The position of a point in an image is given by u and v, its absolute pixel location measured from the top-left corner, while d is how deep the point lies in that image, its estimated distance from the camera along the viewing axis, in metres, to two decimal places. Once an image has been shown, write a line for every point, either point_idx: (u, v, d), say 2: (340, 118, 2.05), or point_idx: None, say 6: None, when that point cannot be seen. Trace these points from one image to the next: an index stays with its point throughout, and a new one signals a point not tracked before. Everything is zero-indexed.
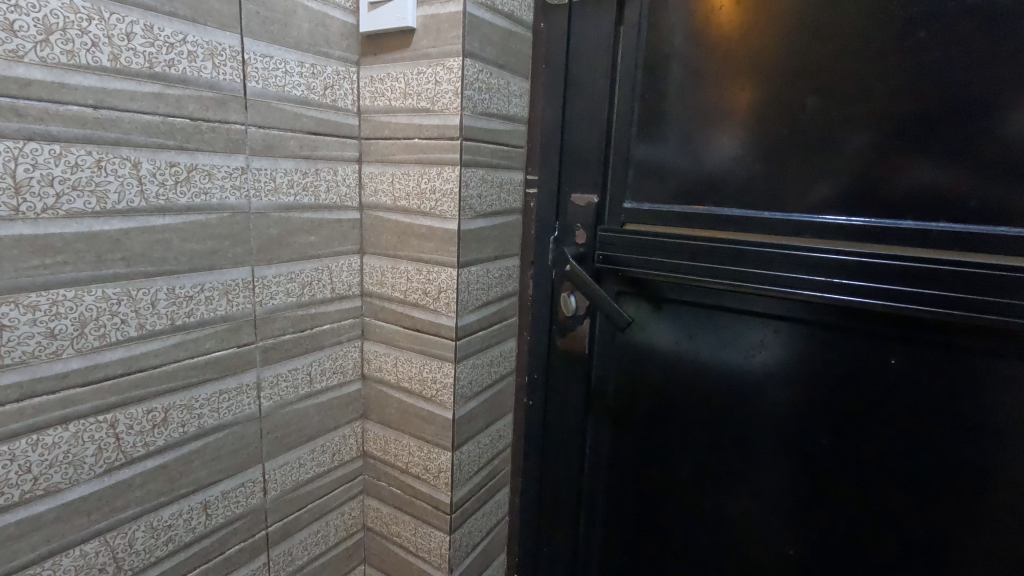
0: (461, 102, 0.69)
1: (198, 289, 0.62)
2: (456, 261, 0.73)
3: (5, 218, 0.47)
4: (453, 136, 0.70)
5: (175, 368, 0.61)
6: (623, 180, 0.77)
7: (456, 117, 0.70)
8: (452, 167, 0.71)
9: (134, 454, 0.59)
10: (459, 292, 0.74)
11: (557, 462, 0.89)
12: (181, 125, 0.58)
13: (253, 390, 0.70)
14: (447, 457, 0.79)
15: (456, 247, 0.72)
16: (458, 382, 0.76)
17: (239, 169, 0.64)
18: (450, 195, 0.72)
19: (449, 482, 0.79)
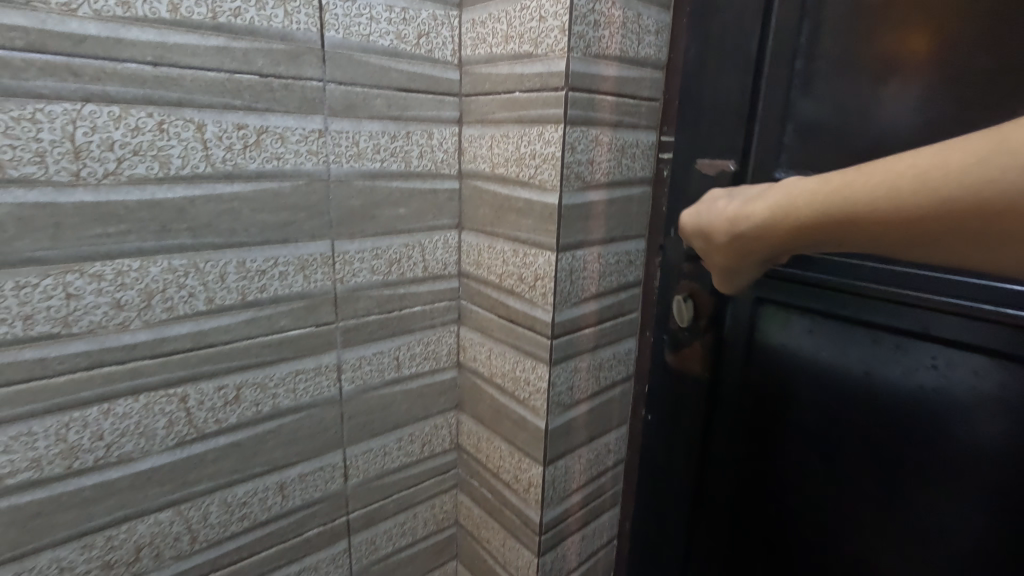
0: (567, 41, 0.54)
1: (271, 264, 0.58)
2: (555, 243, 0.59)
3: (65, 184, 0.46)
4: (557, 85, 0.56)
5: (247, 345, 0.58)
6: (775, 140, 0.51)
7: (561, 62, 0.55)
8: (554, 126, 0.57)
9: (207, 429, 0.57)
10: (558, 281, 0.60)
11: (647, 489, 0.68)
12: (249, 82, 0.53)
13: (332, 371, 0.65)
14: (538, 472, 0.67)
15: (555, 226, 0.59)
16: (553, 388, 0.64)
17: (316, 132, 0.58)
18: (552, 161, 0.58)
19: (539, 500, 0.68)
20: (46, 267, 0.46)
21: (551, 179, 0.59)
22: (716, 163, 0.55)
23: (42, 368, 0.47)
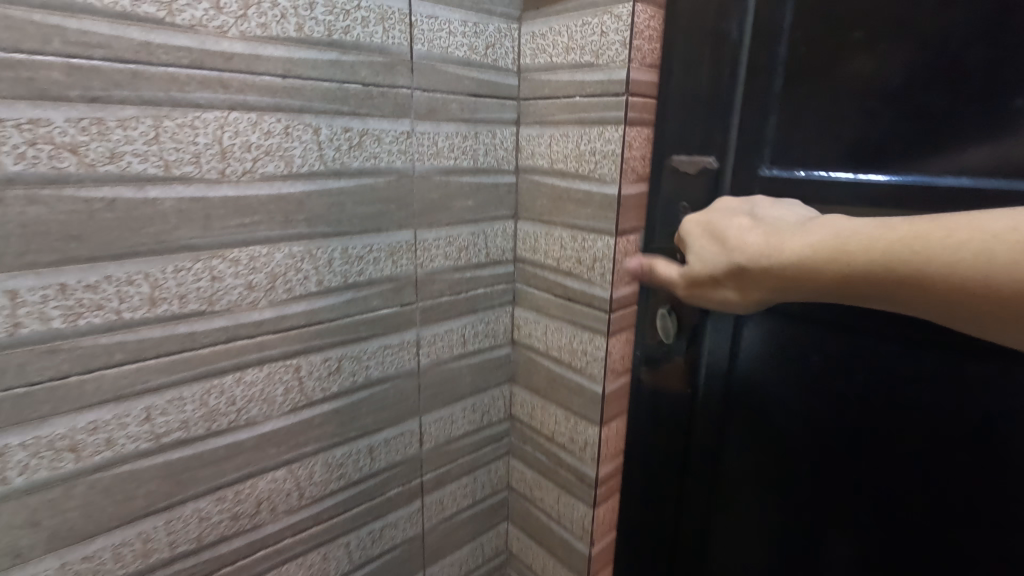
0: (628, 53, 0.63)
1: (368, 250, 0.66)
2: (614, 228, 0.68)
3: (214, 181, 0.53)
4: (618, 91, 0.64)
5: (347, 322, 0.66)
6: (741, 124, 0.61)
7: (622, 71, 0.64)
8: (614, 127, 0.66)
9: (315, 397, 0.65)
10: (616, 261, 0.69)
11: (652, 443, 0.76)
12: (354, 90, 0.60)
13: (412, 347, 0.73)
14: (594, 431, 0.76)
15: (615, 213, 0.67)
16: (609, 356, 0.73)
17: (405, 134, 0.66)
18: (612, 157, 0.67)
19: (595, 457, 0.77)
20: (197, 253, 0.53)
21: (610, 172, 0.67)
22: (696, 160, 0.64)
23: (191, 341, 0.55)
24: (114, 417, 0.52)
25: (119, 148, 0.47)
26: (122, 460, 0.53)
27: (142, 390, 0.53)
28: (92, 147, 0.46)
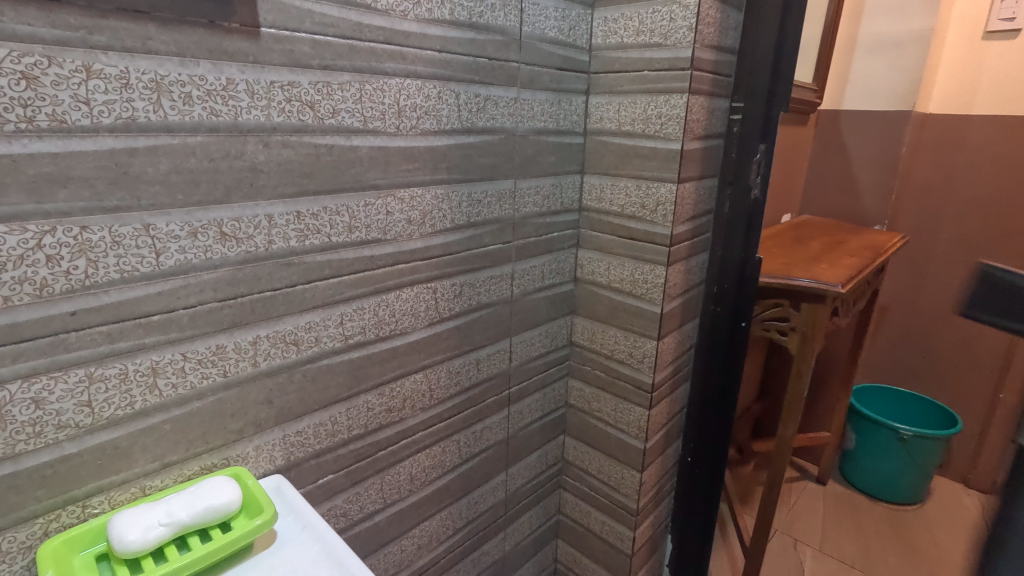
0: (694, 36, 0.79)
1: (485, 195, 0.81)
2: (676, 177, 0.85)
3: (392, 134, 0.67)
4: (683, 67, 0.81)
5: (468, 254, 0.81)
6: None
7: (688, 50, 0.80)
8: (680, 95, 0.82)
9: (444, 314, 0.80)
10: (676, 204, 0.87)
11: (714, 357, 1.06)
12: (482, 63, 0.75)
13: (508, 278, 0.89)
14: (652, 345, 0.94)
15: (678, 165, 0.85)
16: (667, 283, 0.91)
17: (513, 99, 0.81)
18: (676, 119, 0.83)
19: (653, 365, 0.95)
20: (378, 191, 0.67)
21: (674, 132, 0.84)
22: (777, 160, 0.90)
23: (371, 263, 0.69)
24: (322, 320, 0.66)
25: (338, 106, 0.61)
26: (324, 355, 0.67)
27: (340, 300, 0.67)
28: (322, 104, 0.59)
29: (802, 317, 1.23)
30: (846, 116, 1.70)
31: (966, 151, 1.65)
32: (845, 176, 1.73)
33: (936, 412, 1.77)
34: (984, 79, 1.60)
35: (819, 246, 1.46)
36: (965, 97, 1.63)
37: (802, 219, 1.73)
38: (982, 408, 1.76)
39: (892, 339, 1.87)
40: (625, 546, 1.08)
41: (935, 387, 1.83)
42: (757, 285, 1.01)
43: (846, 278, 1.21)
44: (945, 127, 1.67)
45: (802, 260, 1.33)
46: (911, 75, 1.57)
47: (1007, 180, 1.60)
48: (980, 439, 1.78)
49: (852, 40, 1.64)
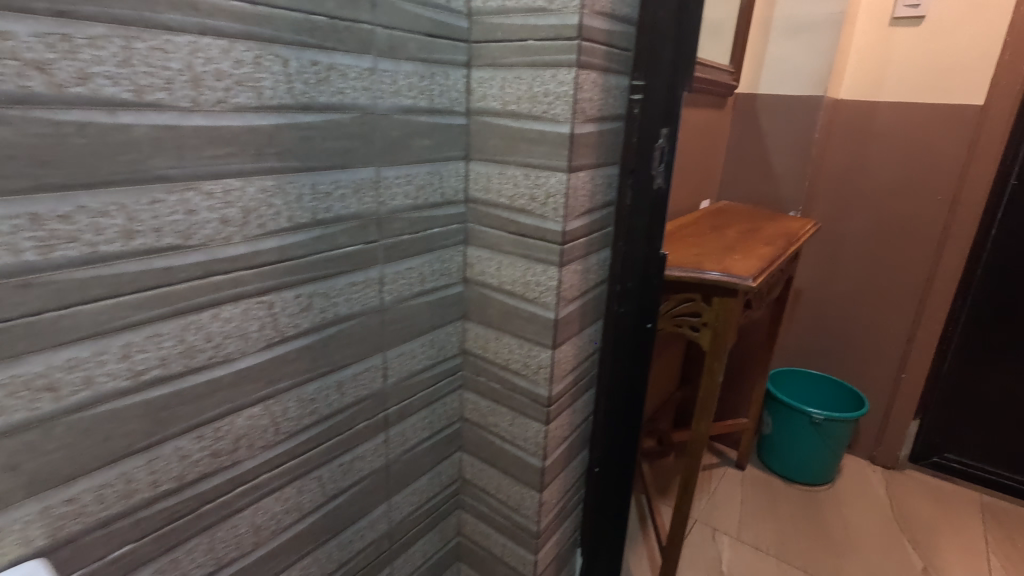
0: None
1: (334, 186, 0.67)
2: (567, 164, 0.74)
3: (186, 110, 0.51)
4: (569, 36, 0.70)
5: (316, 259, 0.67)
6: None
7: (575, 16, 0.69)
8: (568, 69, 0.71)
9: (287, 332, 0.66)
10: (567, 196, 0.76)
11: (615, 361, 0.97)
12: (321, 22, 0.60)
13: (377, 283, 0.76)
14: (547, 354, 0.84)
15: (569, 150, 0.73)
16: (561, 285, 0.80)
17: (368, 70, 0.66)
18: (564, 98, 0.72)
19: (548, 377, 0.85)
20: (171, 184, 0.52)
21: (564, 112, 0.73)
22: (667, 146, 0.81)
23: (167, 277, 0.54)
24: (93, 355, 0.50)
25: (90, 68, 0.45)
26: (102, 399, 0.51)
27: (123, 327, 0.51)
28: (61, 66, 0.43)
29: (712, 311, 1.17)
30: (761, 100, 1.65)
31: (873, 135, 1.65)
32: (761, 162, 1.69)
33: (845, 393, 1.79)
34: (892, 66, 1.59)
35: (734, 234, 1.41)
36: (875, 82, 1.62)
37: (719, 206, 1.68)
38: (886, 389, 1.80)
39: (806, 324, 1.87)
40: (528, 570, 0.99)
41: (845, 370, 1.85)
42: (661, 282, 0.92)
43: (758, 269, 1.16)
44: (854, 112, 1.66)
45: (717, 251, 1.27)
46: (823, 60, 1.54)
47: (912, 165, 1.61)
48: (885, 420, 1.82)
49: (767, 22, 1.59)
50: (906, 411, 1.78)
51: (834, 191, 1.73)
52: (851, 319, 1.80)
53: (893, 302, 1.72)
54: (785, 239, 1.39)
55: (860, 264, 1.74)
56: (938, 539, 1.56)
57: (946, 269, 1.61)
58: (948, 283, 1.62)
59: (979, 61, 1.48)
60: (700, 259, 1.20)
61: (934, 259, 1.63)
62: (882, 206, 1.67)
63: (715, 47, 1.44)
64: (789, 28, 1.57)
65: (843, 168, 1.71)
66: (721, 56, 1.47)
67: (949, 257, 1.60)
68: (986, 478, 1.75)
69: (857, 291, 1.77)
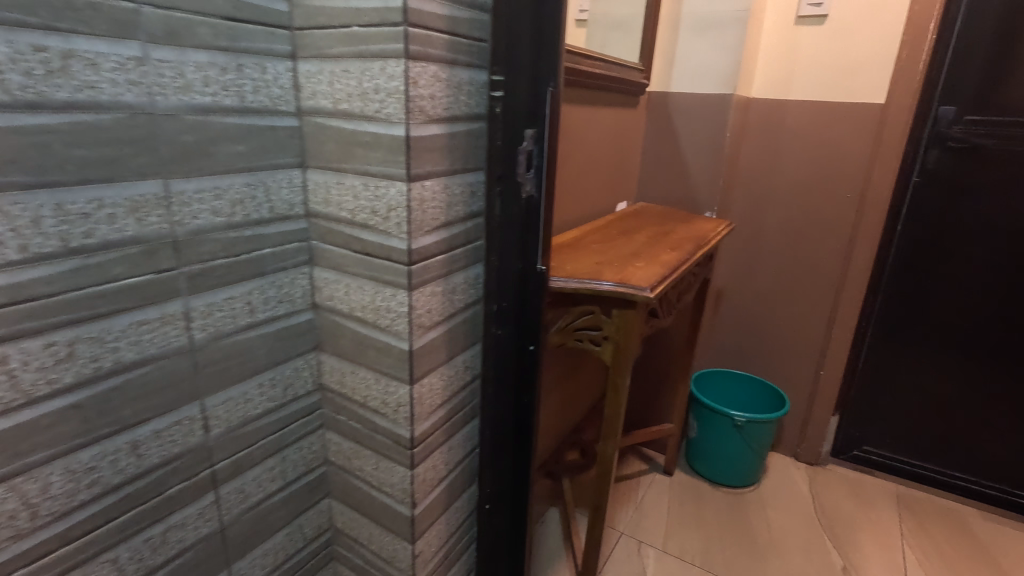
0: None
1: (96, 206, 0.53)
2: (405, 172, 0.63)
3: None
4: (393, 23, 0.59)
5: (77, 298, 0.53)
6: None
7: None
8: (395, 60, 0.60)
9: (37, 392, 0.52)
10: (410, 210, 0.65)
11: (496, 392, 0.85)
12: (76, 4, 0.49)
13: (180, 320, 0.63)
14: (405, 391, 0.73)
15: (406, 156, 0.63)
16: (413, 312, 0.69)
17: (134, 60, 0.53)
18: (395, 95, 0.61)
19: (409, 416, 0.74)
20: None
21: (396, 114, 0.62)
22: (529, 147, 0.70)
23: None
24: None
25: None
26: None
27: None
28: None
29: (614, 324, 1.09)
30: (674, 99, 1.60)
31: (780, 135, 1.63)
32: (672, 162, 1.65)
33: (768, 391, 1.76)
34: (800, 65, 1.56)
35: (643, 238, 1.34)
36: (784, 82, 1.60)
37: (635, 208, 1.62)
38: (806, 388, 1.79)
39: (727, 327, 1.85)
40: None
41: (768, 371, 1.83)
42: (543, 301, 0.79)
43: (662, 276, 1.09)
44: (763, 111, 1.64)
45: (623, 255, 1.19)
46: (731, 57, 1.49)
47: (819, 167, 1.60)
48: (807, 418, 1.81)
49: (673, 17, 1.53)
50: (826, 407, 1.77)
51: (749, 190, 1.71)
52: (769, 322, 1.78)
53: (808, 303, 1.71)
54: (694, 242, 1.33)
55: (774, 266, 1.73)
56: (857, 534, 1.55)
57: (857, 266, 1.60)
58: (859, 280, 1.61)
59: (879, 59, 1.46)
60: (604, 266, 1.13)
61: (846, 256, 1.62)
62: (795, 204, 1.66)
63: (620, 44, 1.40)
64: (697, 25, 1.51)
65: (757, 166, 1.69)
66: (628, 54, 1.43)
67: (860, 254, 1.59)
68: (908, 468, 1.76)
69: (773, 292, 1.75)
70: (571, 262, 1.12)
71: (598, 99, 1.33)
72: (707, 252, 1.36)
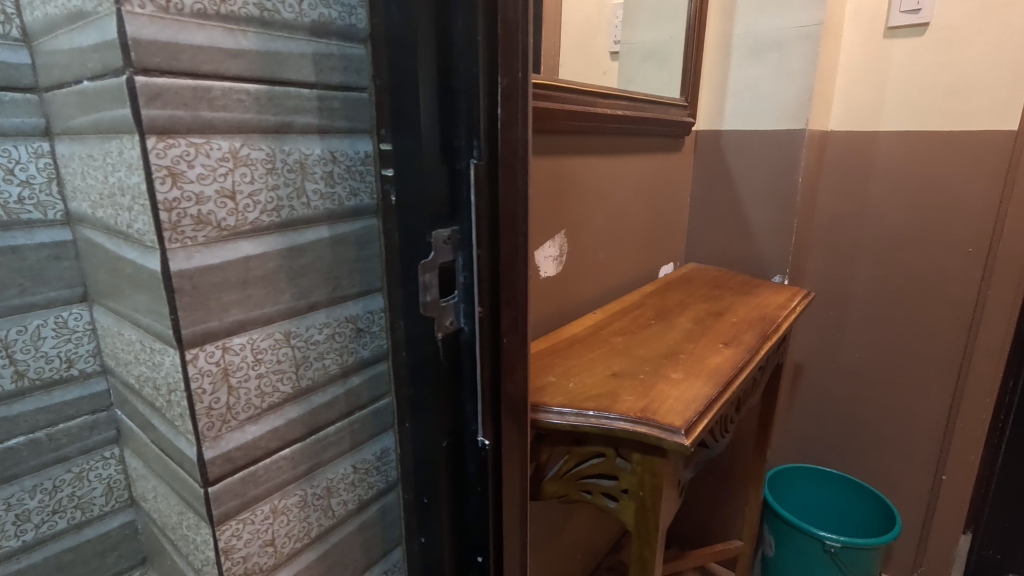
0: (367, 23, 0.41)
1: (28, 340, 0.43)
2: (381, 283, 0.47)
3: None
4: (358, 83, 0.43)
5: (46, 438, 0.45)
6: None
7: (365, 52, 0.42)
8: (366, 138, 0.44)
9: (9, 549, 0.44)
10: (385, 329, 0.48)
11: (575, 480, 0.80)
12: (15, 100, 0.40)
13: (121, 470, 0.50)
14: (400, 551, 0.56)
15: (382, 261, 0.47)
16: (396, 455, 0.52)
17: (49, 159, 0.42)
18: (369, 182, 0.45)
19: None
20: None
21: (371, 195, 0.45)
22: None
23: None
24: None
25: None
26: None
27: None
28: None
29: None
30: (726, 137, 1.41)
31: (873, 175, 1.35)
32: (736, 210, 1.44)
33: (864, 497, 1.47)
34: (891, 87, 1.29)
35: (695, 317, 1.12)
36: (870, 109, 1.33)
37: (684, 270, 1.46)
38: (927, 478, 1.44)
39: (813, 402, 1.56)
40: None
41: (869, 452, 1.51)
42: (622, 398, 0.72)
43: (728, 374, 0.86)
44: (846, 145, 1.38)
45: (676, 342, 0.98)
46: (801, 83, 1.28)
47: (930, 212, 1.30)
48: (925, 529, 1.48)
49: (724, 45, 1.36)
50: (949, 521, 1.44)
51: (831, 250, 1.44)
52: (868, 398, 1.47)
53: (923, 375, 1.38)
54: (760, 323, 1.08)
55: (874, 330, 1.42)
56: None
57: (984, 350, 1.29)
58: (990, 362, 1.30)
59: (1010, 79, 1.15)
60: (656, 360, 0.91)
61: (970, 337, 1.30)
62: (895, 261, 1.36)
63: (655, 77, 1.28)
64: (754, 49, 1.32)
65: (840, 222, 1.42)
66: (668, 87, 1.30)
67: (988, 331, 1.28)
68: None
69: (871, 363, 1.45)
70: (607, 352, 0.94)
71: (636, 146, 1.21)
72: (781, 332, 1.11)
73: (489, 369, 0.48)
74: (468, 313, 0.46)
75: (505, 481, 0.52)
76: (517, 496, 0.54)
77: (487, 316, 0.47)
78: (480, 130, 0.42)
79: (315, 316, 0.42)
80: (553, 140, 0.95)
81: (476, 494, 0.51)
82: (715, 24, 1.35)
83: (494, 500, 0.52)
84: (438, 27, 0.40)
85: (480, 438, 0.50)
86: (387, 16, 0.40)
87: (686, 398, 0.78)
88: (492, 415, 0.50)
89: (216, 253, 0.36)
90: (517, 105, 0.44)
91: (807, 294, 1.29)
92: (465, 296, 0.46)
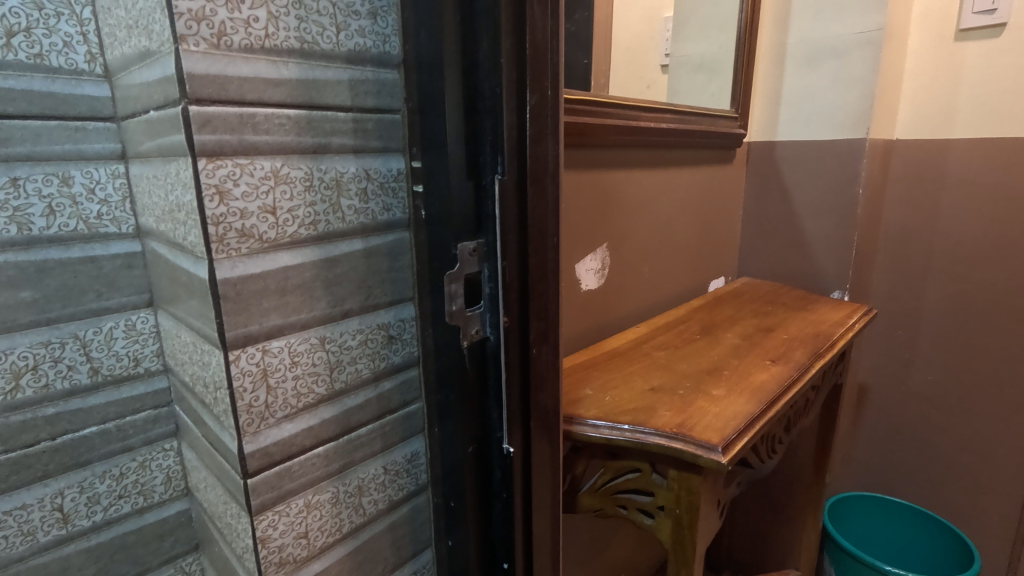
0: (401, 50, 0.44)
1: (101, 339, 0.48)
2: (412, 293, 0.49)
3: None
4: (392, 106, 0.46)
5: (115, 428, 0.50)
6: None
7: (398, 77, 0.45)
8: (399, 156, 0.47)
9: (81, 528, 0.49)
10: (416, 336, 0.51)
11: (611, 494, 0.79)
12: (97, 128, 0.46)
13: (176, 463, 0.54)
14: (430, 551, 0.58)
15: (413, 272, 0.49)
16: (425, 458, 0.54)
17: (122, 178, 0.47)
18: (401, 197, 0.48)
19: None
20: None
21: (403, 210, 0.48)
22: None
23: None
24: None
25: None
26: None
27: None
28: None
29: None
30: (780, 148, 1.37)
31: (944, 186, 1.27)
32: (792, 221, 1.39)
33: (937, 530, 1.36)
34: (963, 93, 1.21)
35: (742, 332, 1.09)
36: (940, 117, 1.25)
37: (735, 285, 1.42)
38: (1011, 514, 1.32)
39: (879, 426, 1.46)
40: None
41: (943, 482, 1.40)
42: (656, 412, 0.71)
43: (774, 391, 0.83)
44: (914, 154, 1.30)
45: (721, 358, 0.96)
46: (862, 90, 1.23)
47: (1010, 225, 1.20)
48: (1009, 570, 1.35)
49: (778, 53, 1.32)
50: None
51: (898, 265, 1.36)
52: (941, 424, 1.37)
53: (1004, 401, 1.27)
54: (813, 341, 1.04)
55: (946, 351, 1.33)
56: None
57: None
58: None
59: None
60: (698, 375, 0.89)
61: None
62: (970, 278, 1.27)
63: (704, 89, 1.27)
64: (810, 57, 1.27)
65: (907, 235, 1.34)
66: (718, 99, 1.28)
67: None
68: None
69: (945, 387, 1.35)
70: (648, 366, 0.93)
71: (683, 158, 1.19)
72: (837, 350, 1.06)
73: (514, 377, 0.50)
74: (493, 322, 0.48)
75: (530, 489, 0.53)
76: (543, 504, 0.55)
77: (513, 326, 0.48)
78: (503, 147, 0.44)
79: (348, 323, 0.45)
80: (594, 154, 0.95)
81: (502, 501, 0.52)
82: (770, 33, 1.32)
83: (518, 508, 0.52)
84: (463, 52, 0.42)
85: (506, 445, 0.51)
86: (418, 44, 0.43)
87: (726, 415, 0.76)
88: (518, 423, 0.51)
89: (257, 263, 0.39)
90: (545, 122, 0.46)
91: (869, 311, 1.23)
92: (491, 306, 0.47)
